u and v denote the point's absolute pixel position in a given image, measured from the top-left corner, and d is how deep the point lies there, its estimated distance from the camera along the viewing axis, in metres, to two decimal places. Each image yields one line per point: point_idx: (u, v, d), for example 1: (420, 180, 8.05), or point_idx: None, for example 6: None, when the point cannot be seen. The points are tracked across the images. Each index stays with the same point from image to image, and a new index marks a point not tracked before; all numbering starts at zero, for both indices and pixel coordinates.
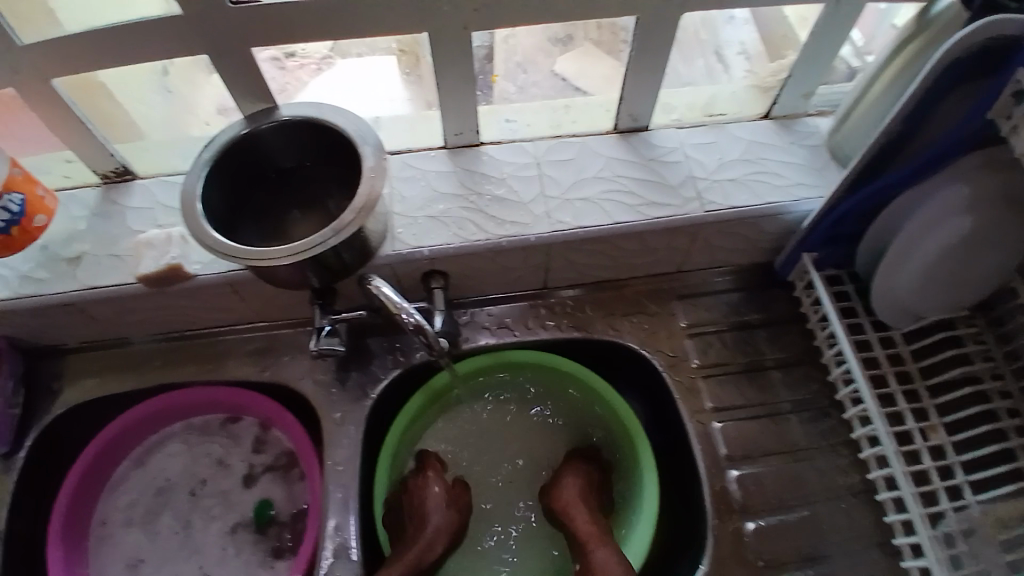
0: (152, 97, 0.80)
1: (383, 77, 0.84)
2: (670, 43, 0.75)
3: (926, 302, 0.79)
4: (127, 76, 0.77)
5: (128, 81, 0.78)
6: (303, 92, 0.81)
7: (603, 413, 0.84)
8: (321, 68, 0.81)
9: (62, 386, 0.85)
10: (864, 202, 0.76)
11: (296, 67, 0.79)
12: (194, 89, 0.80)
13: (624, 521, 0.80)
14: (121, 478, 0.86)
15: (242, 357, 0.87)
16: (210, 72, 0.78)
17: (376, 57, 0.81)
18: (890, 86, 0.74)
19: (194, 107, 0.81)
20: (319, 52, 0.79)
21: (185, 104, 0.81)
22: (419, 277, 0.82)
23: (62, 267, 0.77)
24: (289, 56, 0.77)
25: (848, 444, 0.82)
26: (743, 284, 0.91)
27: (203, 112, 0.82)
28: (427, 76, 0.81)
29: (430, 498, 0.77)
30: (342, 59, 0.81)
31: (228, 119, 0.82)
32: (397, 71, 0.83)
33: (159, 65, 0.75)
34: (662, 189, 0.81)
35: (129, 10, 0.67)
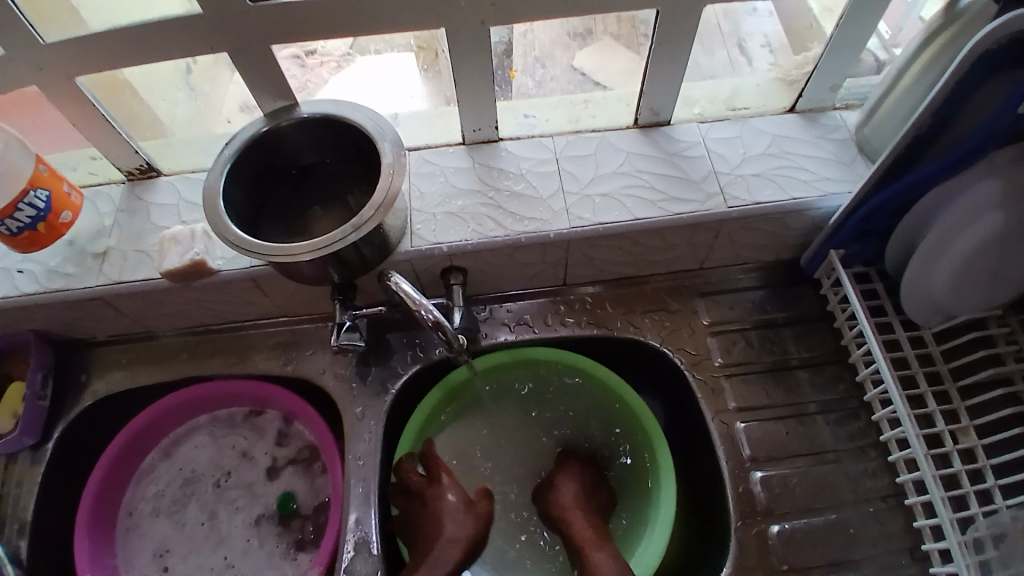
0: (176, 95, 0.83)
1: (403, 74, 0.86)
2: (690, 34, 0.74)
3: (957, 301, 0.76)
4: (153, 77, 0.81)
5: (153, 81, 0.81)
6: (323, 89, 0.82)
7: (620, 411, 0.83)
8: (342, 66, 0.82)
9: (92, 378, 0.88)
10: (893, 197, 0.73)
11: (317, 65, 0.81)
12: (217, 87, 0.85)
13: (640, 526, 0.78)
14: (148, 469, 0.88)
15: (266, 351, 0.88)
16: (232, 71, 0.83)
17: (396, 55, 0.83)
18: (919, 77, 0.72)
19: (217, 104, 0.86)
20: (339, 52, 0.81)
21: (208, 101, 0.85)
22: (437, 273, 0.82)
23: (88, 262, 0.80)
24: (310, 54, 0.79)
25: (877, 446, 0.80)
26: (767, 281, 0.90)
27: (225, 109, 0.86)
28: (446, 72, 0.82)
29: (444, 507, 0.75)
30: (361, 56, 0.82)
31: (251, 116, 0.86)
32: (416, 67, 0.85)
33: (183, 64, 0.79)
34: (683, 184, 0.80)
35: (151, 10, 0.69)
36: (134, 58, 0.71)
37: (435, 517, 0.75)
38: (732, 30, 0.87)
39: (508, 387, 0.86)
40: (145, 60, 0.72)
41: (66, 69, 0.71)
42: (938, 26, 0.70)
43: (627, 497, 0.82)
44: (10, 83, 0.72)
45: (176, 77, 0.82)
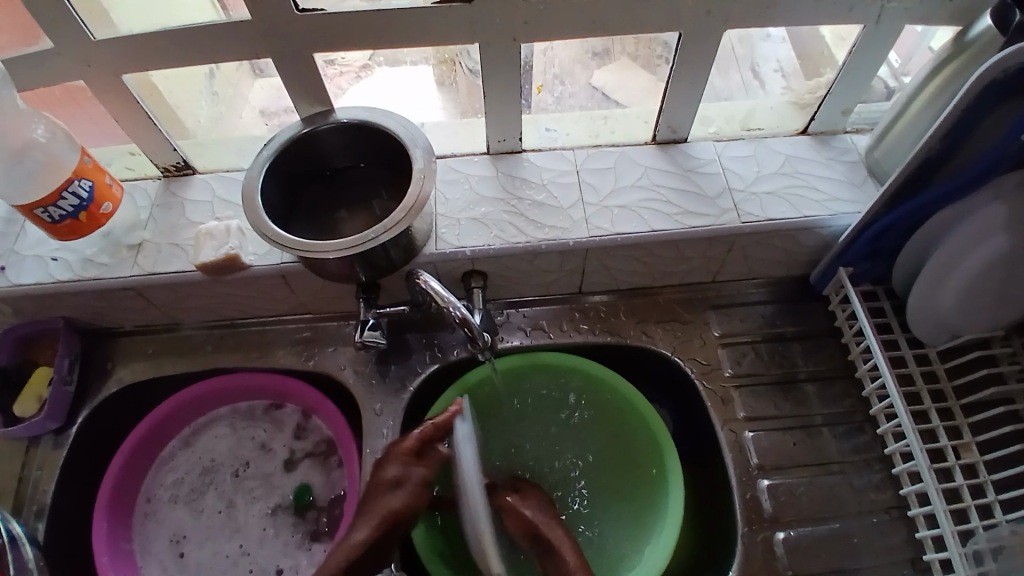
0: (200, 101, 0.88)
1: (420, 86, 0.89)
2: (710, 57, 0.78)
3: (963, 320, 0.79)
4: (178, 80, 0.85)
5: (179, 86, 0.85)
6: (340, 101, 0.84)
7: (596, 429, 0.87)
8: (359, 77, 0.85)
9: (117, 366, 0.90)
10: (903, 218, 0.76)
11: (337, 75, 0.83)
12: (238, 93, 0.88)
13: (641, 536, 0.80)
14: (168, 457, 0.91)
15: (288, 346, 0.91)
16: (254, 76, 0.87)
17: (414, 67, 0.86)
18: (928, 104, 0.75)
19: (238, 111, 0.90)
20: (358, 63, 0.83)
21: (230, 104, 0.89)
22: (459, 276, 0.85)
23: (123, 252, 0.83)
24: (329, 64, 0.81)
25: (882, 460, 0.82)
26: (778, 296, 0.92)
27: (246, 115, 0.90)
28: (463, 84, 0.87)
29: (381, 479, 0.71)
30: (379, 68, 0.85)
31: (271, 121, 0.89)
32: (433, 81, 0.88)
33: (207, 68, 0.84)
34: (698, 199, 0.83)
35: (182, 15, 0.73)
36: (182, 59, 0.75)
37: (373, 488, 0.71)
38: (746, 54, 0.89)
39: (521, 395, 0.88)
40: (190, 60, 0.75)
41: (113, 66, 0.75)
42: (947, 56, 0.74)
43: (580, 523, 0.84)
44: (60, 79, 0.76)
45: (198, 82, 0.86)
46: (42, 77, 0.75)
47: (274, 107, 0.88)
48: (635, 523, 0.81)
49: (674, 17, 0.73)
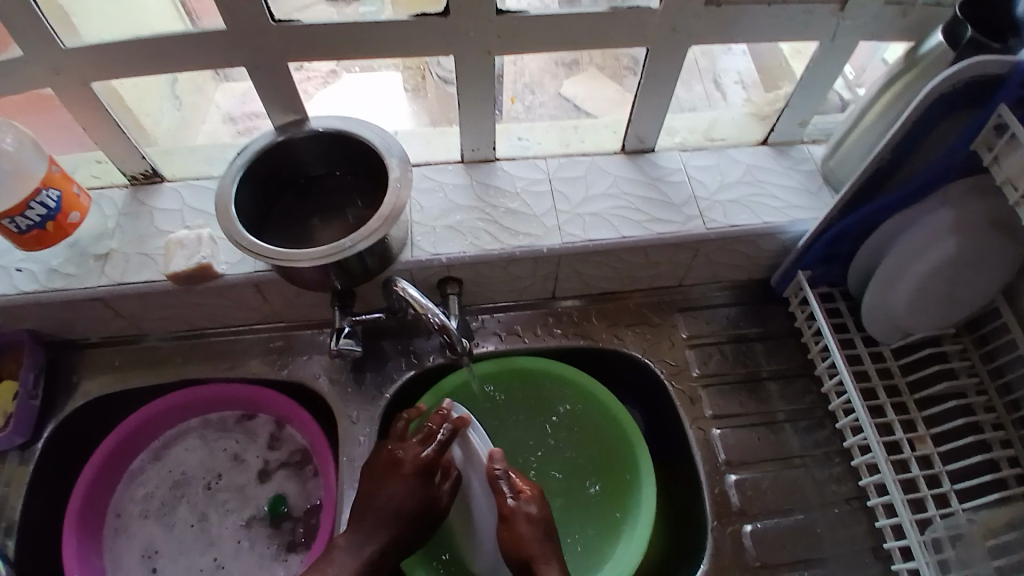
0: (161, 106, 0.85)
1: (387, 93, 0.88)
2: (675, 72, 0.81)
3: (915, 319, 0.84)
4: (140, 88, 0.82)
5: (140, 94, 0.83)
6: (309, 104, 0.84)
7: (565, 428, 0.90)
8: (327, 81, 0.83)
9: (82, 379, 0.89)
10: (857, 223, 0.81)
11: (303, 81, 0.81)
12: (201, 100, 0.87)
13: (613, 533, 0.82)
14: (139, 470, 0.89)
15: (261, 356, 0.90)
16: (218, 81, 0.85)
17: (382, 74, 0.85)
18: (880, 116, 0.80)
19: (201, 116, 0.88)
20: (325, 69, 0.81)
21: (194, 111, 0.87)
22: (434, 283, 0.86)
23: (90, 263, 0.82)
24: (297, 69, 0.80)
25: (841, 453, 0.86)
26: (741, 299, 0.96)
27: (211, 121, 0.89)
28: (433, 93, 0.86)
29: (398, 483, 0.71)
30: (347, 73, 0.83)
31: (236, 126, 0.89)
32: (402, 88, 0.87)
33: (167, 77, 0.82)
34: (665, 207, 0.86)
35: (143, 25, 0.72)
36: (155, 67, 0.75)
37: (383, 494, 0.71)
38: (709, 67, 0.88)
39: (495, 400, 0.90)
40: (163, 69, 0.75)
41: (84, 74, 0.74)
42: (901, 70, 0.78)
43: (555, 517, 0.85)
44: (25, 86, 0.75)
45: (161, 88, 0.83)
46: (9, 83, 0.74)
47: (239, 112, 0.88)
48: (611, 521, 0.83)
49: (642, 32, 0.76)
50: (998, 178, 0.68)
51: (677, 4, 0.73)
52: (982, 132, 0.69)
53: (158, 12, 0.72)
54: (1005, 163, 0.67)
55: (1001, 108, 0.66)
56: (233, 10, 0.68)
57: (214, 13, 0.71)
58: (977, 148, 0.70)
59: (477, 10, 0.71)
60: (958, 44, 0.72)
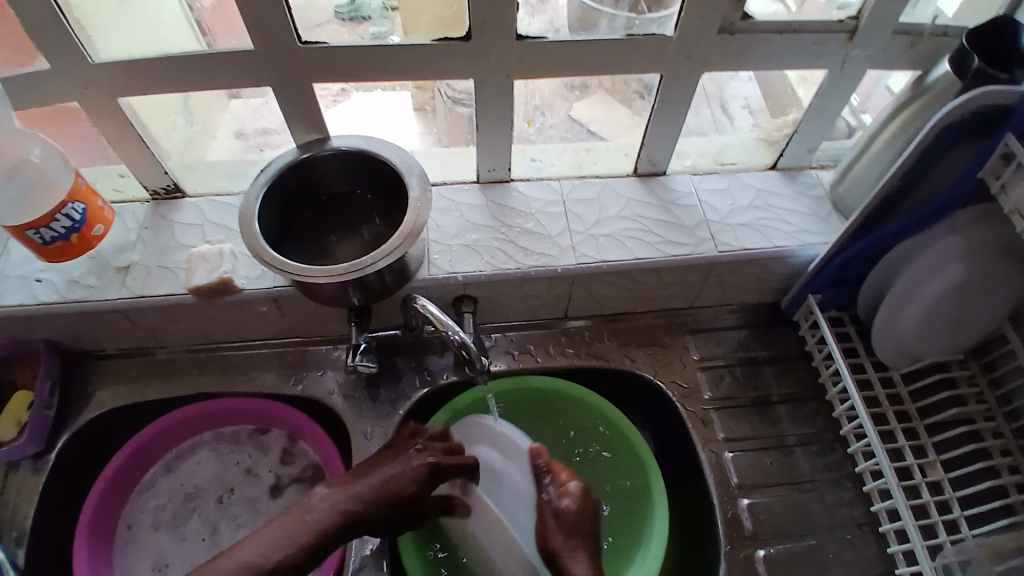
0: (176, 120, 0.87)
1: (397, 113, 0.89)
2: (688, 99, 0.83)
3: (924, 344, 0.85)
4: (155, 105, 0.84)
5: (155, 112, 0.85)
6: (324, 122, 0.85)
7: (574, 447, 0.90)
8: (337, 100, 0.84)
9: (97, 390, 0.89)
10: (866, 249, 0.82)
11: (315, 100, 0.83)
12: (213, 115, 0.88)
13: (628, 552, 0.83)
14: (150, 483, 0.90)
15: (276, 370, 0.91)
16: (227, 99, 0.86)
17: (388, 93, 0.86)
18: (888, 144, 0.81)
19: (213, 131, 0.89)
20: (336, 87, 0.82)
21: (206, 126, 0.89)
22: (450, 300, 0.87)
23: (111, 275, 0.83)
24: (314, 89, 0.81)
25: (852, 476, 0.87)
26: (750, 322, 0.97)
27: (221, 134, 0.89)
28: (443, 112, 0.88)
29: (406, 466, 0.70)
30: (357, 91, 0.84)
31: (245, 141, 0.90)
32: (411, 108, 0.89)
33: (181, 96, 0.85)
34: (678, 229, 0.87)
35: (165, 45, 0.74)
36: (184, 85, 0.77)
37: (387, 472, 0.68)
38: (716, 92, 0.90)
39: (519, 417, 0.91)
40: (190, 86, 0.77)
41: (114, 90, 0.76)
42: (907, 100, 0.80)
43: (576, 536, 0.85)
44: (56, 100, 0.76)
45: (174, 103, 0.86)
46: (40, 97, 0.76)
47: (251, 128, 0.89)
48: (605, 561, 0.83)
49: (657, 60, 0.78)
50: (1006, 207, 0.69)
51: (691, 33, 0.75)
52: (990, 161, 0.71)
53: (180, 31, 0.74)
54: (1013, 192, 0.69)
55: (1008, 139, 0.68)
56: (263, 31, 0.71)
57: (239, 33, 0.74)
58: (984, 177, 0.72)
59: (498, 35, 0.73)
60: (965, 76, 0.74)
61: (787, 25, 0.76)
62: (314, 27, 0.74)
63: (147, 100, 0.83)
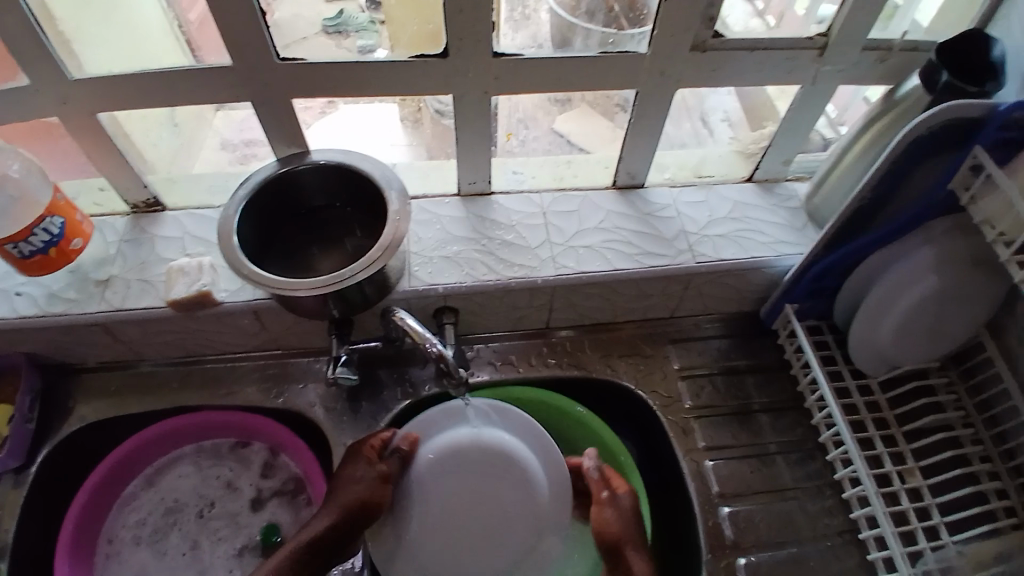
0: (161, 134, 0.87)
1: (385, 124, 0.89)
2: (664, 114, 0.85)
3: (901, 353, 0.86)
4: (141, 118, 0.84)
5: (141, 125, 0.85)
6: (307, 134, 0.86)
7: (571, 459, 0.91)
8: (325, 112, 0.85)
9: (77, 404, 0.88)
10: (842, 259, 0.83)
11: (302, 111, 0.84)
12: (200, 129, 0.88)
13: None
14: (131, 497, 0.89)
15: (257, 383, 0.91)
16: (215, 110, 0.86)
17: (377, 106, 0.86)
18: (861, 156, 0.83)
19: (199, 144, 0.89)
20: (323, 100, 0.83)
21: (191, 139, 0.89)
22: (431, 312, 0.88)
23: (91, 288, 0.82)
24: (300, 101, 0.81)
25: (833, 485, 0.87)
26: (731, 331, 0.98)
27: (207, 146, 0.89)
28: (431, 124, 0.88)
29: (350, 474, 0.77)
30: (344, 103, 0.85)
31: (232, 152, 0.90)
32: (398, 119, 0.88)
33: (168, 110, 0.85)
34: (657, 240, 0.88)
35: (150, 61, 0.75)
36: (164, 100, 0.77)
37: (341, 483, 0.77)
38: (697, 105, 0.91)
39: (547, 423, 0.92)
40: (171, 102, 0.77)
41: (95, 105, 0.76)
42: (878, 112, 0.81)
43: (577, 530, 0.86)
44: (35, 114, 0.76)
45: (160, 117, 0.86)
46: (20, 112, 0.76)
47: (235, 139, 0.88)
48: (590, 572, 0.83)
49: (633, 74, 0.79)
50: (977, 218, 0.71)
51: (666, 50, 0.77)
52: (959, 172, 0.72)
53: (167, 49, 0.75)
54: (982, 203, 0.71)
55: (976, 150, 0.70)
56: (240, 46, 0.71)
57: (219, 49, 0.74)
58: (955, 188, 0.73)
59: (475, 52, 0.74)
60: (934, 88, 0.75)
61: (757, 42, 0.78)
62: (293, 41, 0.74)
63: (131, 116, 0.83)
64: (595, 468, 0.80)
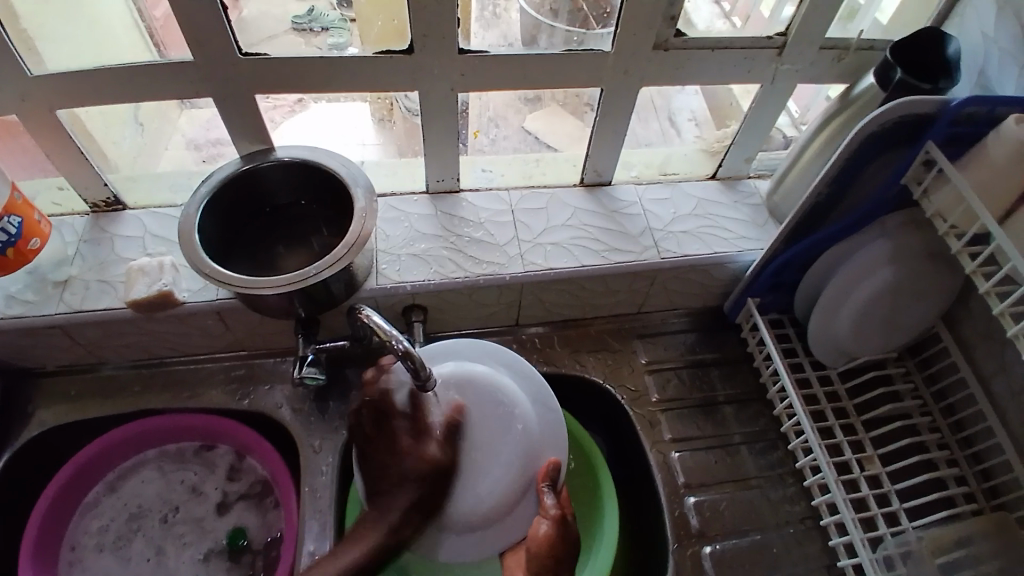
0: (125, 132, 0.86)
1: (357, 124, 0.89)
2: (629, 111, 0.86)
3: (859, 344, 0.88)
4: (104, 115, 0.83)
5: (104, 122, 0.83)
6: (273, 133, 0.84)
7: None
8: (294, 111, 0.85)
9: (37, 409, 0.86)
10: (801, 253, 0.85)
11: (271, 109, 0.83)
12: (164, 128, 0.87)
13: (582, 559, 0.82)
14: (93, 503, 0.87)
15: (223, 385, 0.89)
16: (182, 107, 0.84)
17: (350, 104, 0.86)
18: (819, 153, 0.85)
19: (166, 140, 0.87)
20: (292, 98, 0.83)
21: (157, 136, 0.87)
22: (400, 310, 0.87)
23: (49, 289, 0.80)
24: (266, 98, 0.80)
25: (794, 473, 0.89)
26: (697, 325, 1.00)
27: (174, 143, 0.88)
28: (401, 124, 0.88)
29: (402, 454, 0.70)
30: (314, 103, 0.84)
31: (200, 152, 0.88)
32: (370, 117, 0.88)
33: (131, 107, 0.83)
34: (623, 237, 0.90)
35: (109, 55, 0.73)
36: (124, 96, 0.75)
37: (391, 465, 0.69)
38: (664, 105, 0.92)
39: None
40: (131, 98, 0.76)
41: (53, 102, 0.74)
42: (835, 112, 0.84)
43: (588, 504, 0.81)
44: None
45: (125, 114, 0.84)
46: None
47: (203, 139, 0.87)
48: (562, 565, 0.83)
49: (599, 72, 0.80)
50: (929, 211, 0.73)
51: (630, 49, 0.78)
52: (913, 167, 0.73)
53: (126, 44, 0.73)
54: (935, 196, 0.72)
55: (929, 145, 0.71)
56: (201, 41, 0.70)
57: (181, 45, 0.72)
58: (908, 182, 0.75)
59: (440, 49, 0.74)
60: (886, 87, 0.77)
61: (718, 41, 0.79)
62: (257, 40, 0.74)
63: (93, 114, 0.82)
64: (552, 506, 0.69)
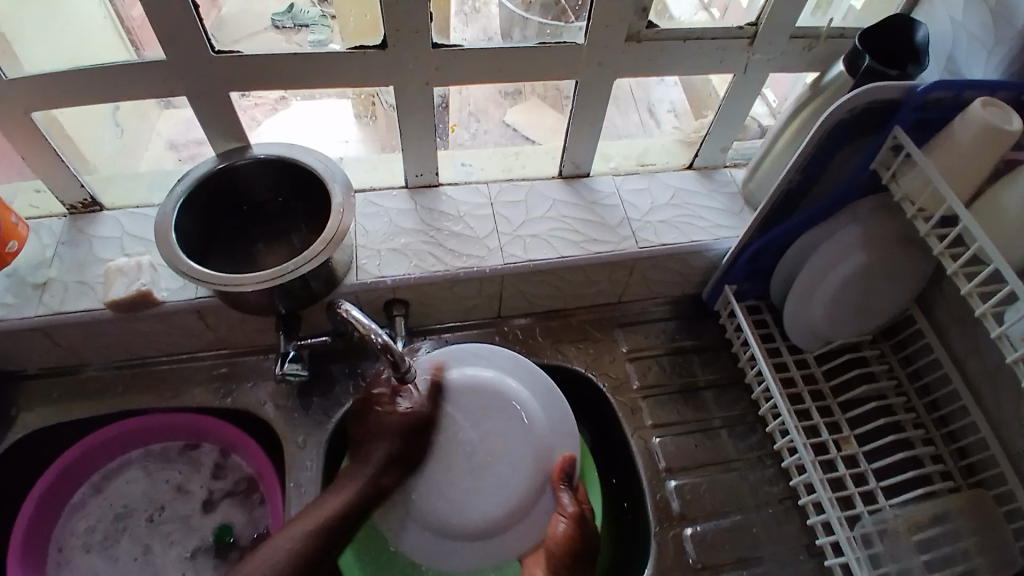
0: (103, 134, 0.86)
1: (337, 119, 0.90)
2: (605, 102, 0.87)
3: (835, 328, 0.89)
4: (81, 117, 0.83)
5: (80, 123, 0.83)
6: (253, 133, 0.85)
7: None
8: (276, 108, 0.86)
9: (19, 412, 0.86)
10: (775, 239, 0.86)
11: (251, 107, 0.83)
12: (143, 127, 0.87)
13: None
14: (78, 505, 0.87)
15: (206, 383, 0.90)
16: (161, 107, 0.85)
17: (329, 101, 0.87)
18: (792, 140, 0.86)
19: (145, 141, 0.88)
20: (274, 96, 0.84)
21: (136, 136, 0.87)
22: (381, 305, 0.88)
23: (28, 291, 0.80)
24: (245, 96, 0.81)
25: (773, 455, 0.91)
26: (677, 313, 1.01)
27: (152, 146, 0.88)
28: (383, 120, 0.89)
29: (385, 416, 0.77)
30: (296, 99, 0.86)
31: (178, 153, 0.89)
32: (351, 114, 0.90)
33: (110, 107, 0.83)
34: (601, 228, 0.90)
35: (82, 56, 0.73)
36: (97, 97, 0.75)
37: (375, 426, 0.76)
38: (643, 97, 0.93)
39: None
40: (104, 98, 0.75)
41: (26, 105, 0.74)
42: (806, 99, 0.85)
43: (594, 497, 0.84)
44: None
45: (104, 116, 0.85)
46: None
47: (183, 139, 0.87)
48: None
49: (574, 64, 0.81)
50: (897, 194, 0.74)
51: (603, 40, 0.78)
52: (882, 152, 0.75)
53: (99, 44, 0.73)
54: (902, 181, 0.74)
55: (896, 131, 0.72)
56: (173, 40, 0.70)
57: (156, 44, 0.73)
58: (877, 168, 0.76)
59: (413, 43, 0.74)
60: (857, 72, 0.78)
61: (690, 32, 0.80)
62: (231, 38, 0.74)
63: (68, 115, 0.81)
64: (569, 504, 0.77)
